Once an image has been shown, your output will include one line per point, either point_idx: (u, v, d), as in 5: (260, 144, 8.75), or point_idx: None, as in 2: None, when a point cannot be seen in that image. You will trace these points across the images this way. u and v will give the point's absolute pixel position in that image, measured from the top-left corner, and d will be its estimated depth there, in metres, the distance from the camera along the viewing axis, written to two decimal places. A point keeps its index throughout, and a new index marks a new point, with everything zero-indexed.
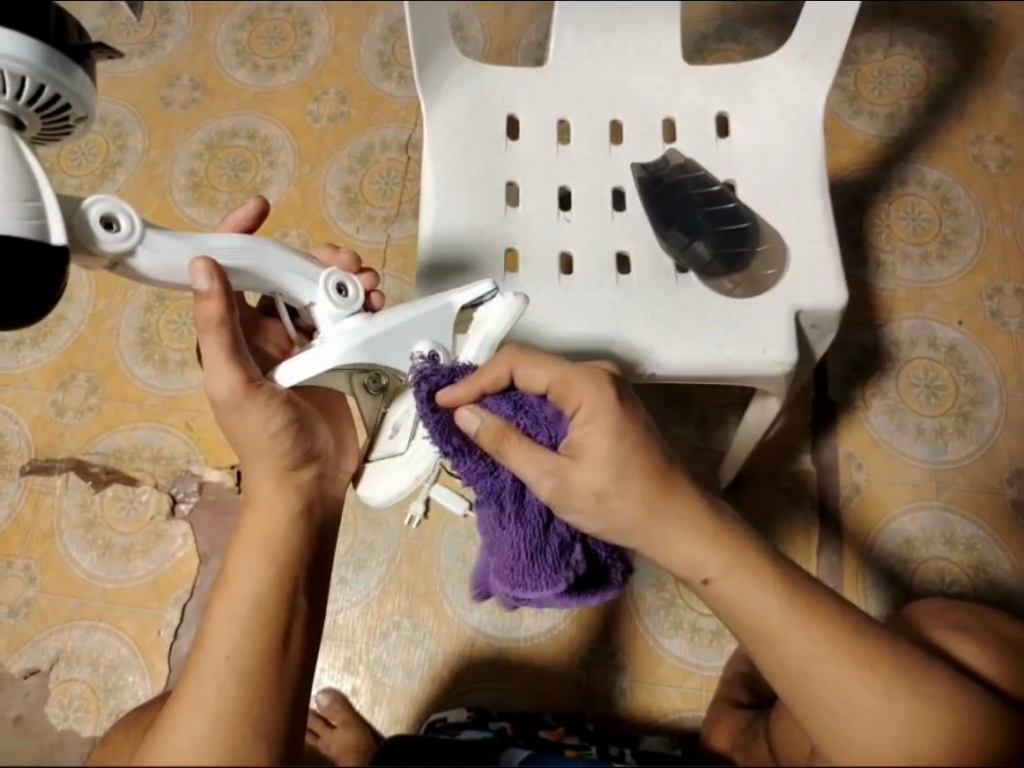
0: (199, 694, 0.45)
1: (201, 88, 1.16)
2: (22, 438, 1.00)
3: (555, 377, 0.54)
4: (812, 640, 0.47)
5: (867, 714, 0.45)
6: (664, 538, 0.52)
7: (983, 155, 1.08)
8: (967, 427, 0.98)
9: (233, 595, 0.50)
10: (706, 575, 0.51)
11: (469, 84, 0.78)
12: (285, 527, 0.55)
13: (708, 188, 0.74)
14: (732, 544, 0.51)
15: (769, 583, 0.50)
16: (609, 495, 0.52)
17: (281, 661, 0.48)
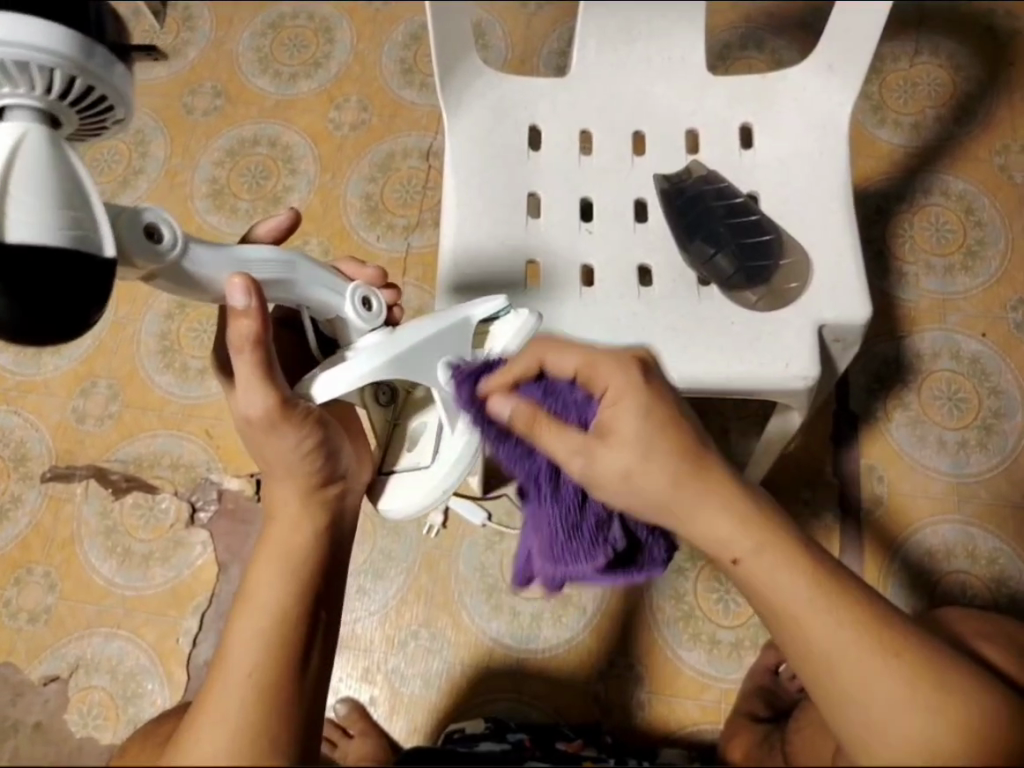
0: (221, 705, 0.45)
1: (222, 95, 1.16)
2: (43, 444, 1.01)
3: (581, 362, 0.53)
4: (834, 623, 0.46)
5: (888, 703, 0.43)
6: (691, 517, 0.50)
7: (1008, 165, 1.08)
8: (990, 440, 0.97)
9: (255, 607, 0.50)
10: (735, 556, 0.48)
11: (492, 95, 0.78)
12: (309, 540, 0.54)
13: (731, 201, 0.75)
14: (767, 527, 0.48)
15: (798, 567, 0.47)
16: (637, 473, 0.50)
17: (300, 673, 0.49)
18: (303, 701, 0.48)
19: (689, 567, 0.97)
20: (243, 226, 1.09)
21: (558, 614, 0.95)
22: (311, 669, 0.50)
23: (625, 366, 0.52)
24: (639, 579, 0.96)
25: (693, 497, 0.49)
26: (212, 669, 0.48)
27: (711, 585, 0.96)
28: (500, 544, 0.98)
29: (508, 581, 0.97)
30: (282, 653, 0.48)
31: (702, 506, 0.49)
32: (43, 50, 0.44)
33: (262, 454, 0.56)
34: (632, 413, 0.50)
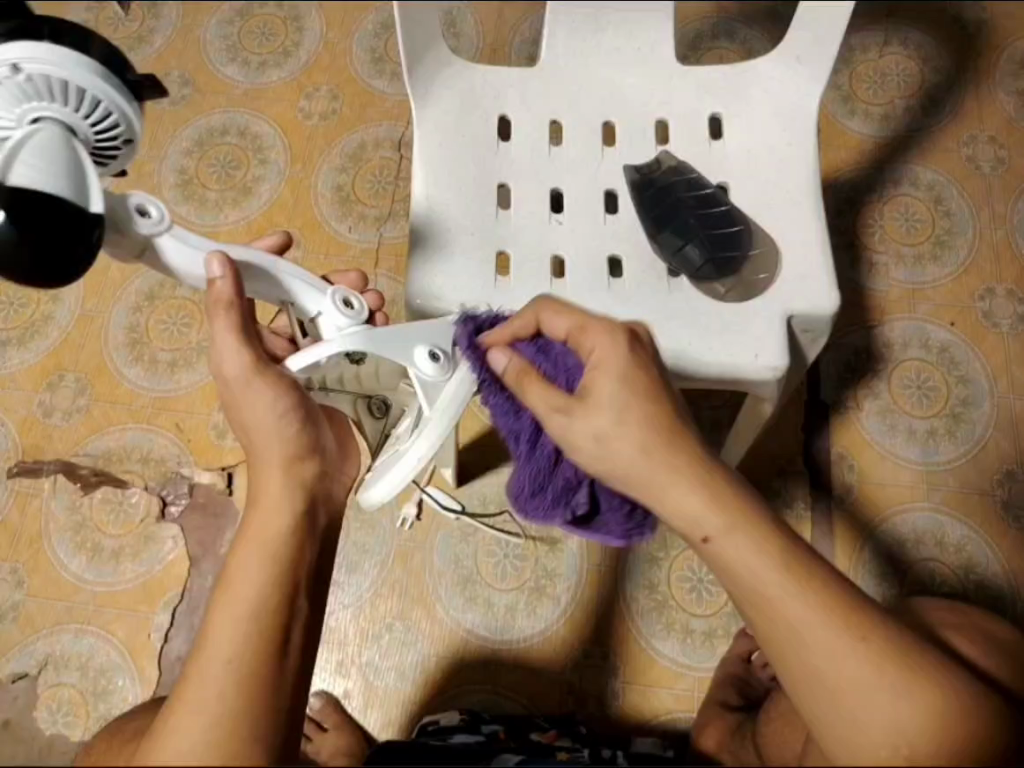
0: (200, 699, 0.43)
1: (190, 84, 1.14)
2: (9, 438, 0.99)
3: (573, 326, 0.55)
4: (805, 603, 0.46)
5: (856, 693, 0.44)
6: (660, 492, 0.50)
7: (976, 156, 1.08)
8: (959, 428, 0.98)
9: (233, 599, 0.47)
10: (705, 534, 0.48)
11: (461, 85, 0.77)
12: (285, 528, 0.51)
13: (701, 191, 0.74)
14: (736, 506, 0.48)
15: (768, 549, 0.47)
16: (610, 437, 0.51)
17: (279, 664, 0.46)
18: (280, 697, 0.46)
19: (662, 557, 0.97)
20: (212, 218, 1.08)
21: (532, 605, 0.96)
22: (288, 664, 0.47)
23: (612, 331, 0.53)
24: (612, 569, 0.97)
25: (665, 465, 0.49)
26: (189, 661, 0.45)
27: (684, 575, 0.96)
28: (474, 536, 0.98)
29: (482, 573, 0.97)
30: (263, 643, 0.46)
31: (668, 488, 0.49)
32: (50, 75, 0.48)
33: (239, 421, 0.55)
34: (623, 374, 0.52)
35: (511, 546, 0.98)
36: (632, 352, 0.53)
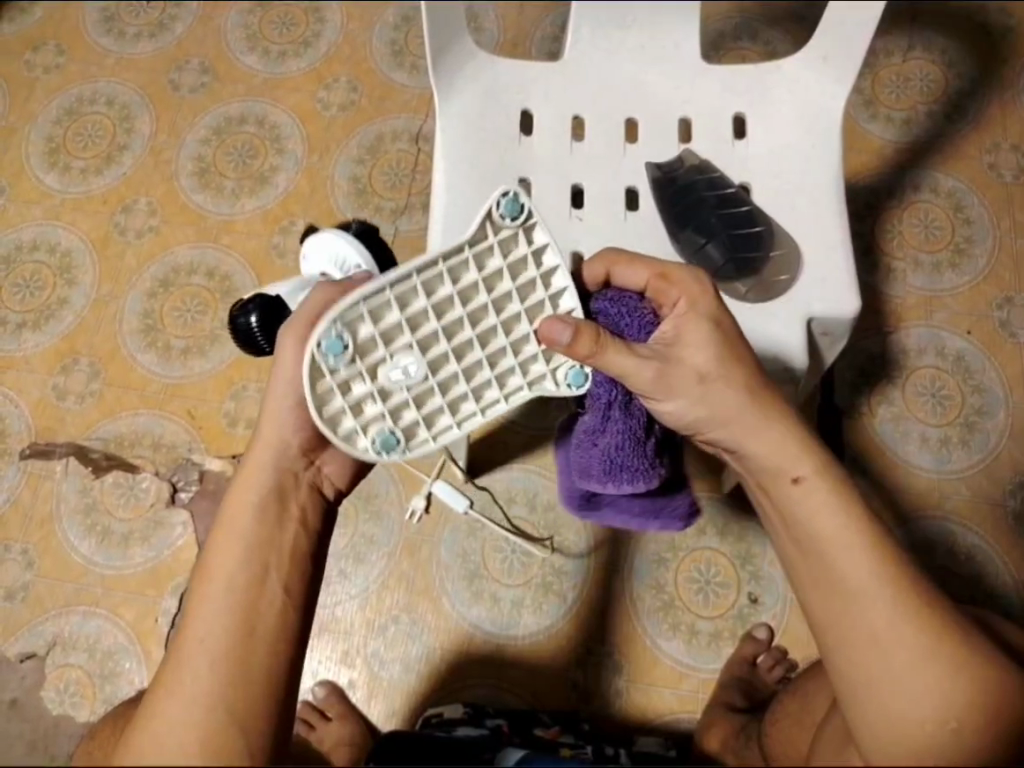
0: (171, 679, 0.45)
1: (210, 71, 1.14)
2: (22, 421, 1.00)
3: (654, 274, 0.60)
4: (865, 561, 0.48)
5: (904, 653, 0.45)
6: (753, 440, 0.56)
7: (998, 164, 1.08)
8: (972, 437, 0.97)
9: (206, 578, 0.50)
10: (795, 476, 0.54)
11: (483, 78, 0.77)
12: (252, 510, 0.53)
13: (724, 191, 0.74)
14: (826, 465, 0.54)
15: (849, 508, 0.51)
16: (712, 376, 0.56)
17: (249, 641, 0.47)
18: (257, 672, 0.46)
19: (670, 558, 0.97)
20: (229, 207, 1.08)
21: (538, 601, 0.96)
22: (264, 640, 0.48)
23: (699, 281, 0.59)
24: (619, 567, 0.96)
25: (761, 411, 0.56)
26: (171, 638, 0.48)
27: (691, 576, 0.96)
28: (482, 531, 0.98)
29: (489, 568, 0.97)
30: (233, 623, 0.47)
31: (754, 433, 0.56)
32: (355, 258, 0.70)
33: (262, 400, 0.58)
34: (698, 344, 0.57)
35: (519, 542, 0.98)
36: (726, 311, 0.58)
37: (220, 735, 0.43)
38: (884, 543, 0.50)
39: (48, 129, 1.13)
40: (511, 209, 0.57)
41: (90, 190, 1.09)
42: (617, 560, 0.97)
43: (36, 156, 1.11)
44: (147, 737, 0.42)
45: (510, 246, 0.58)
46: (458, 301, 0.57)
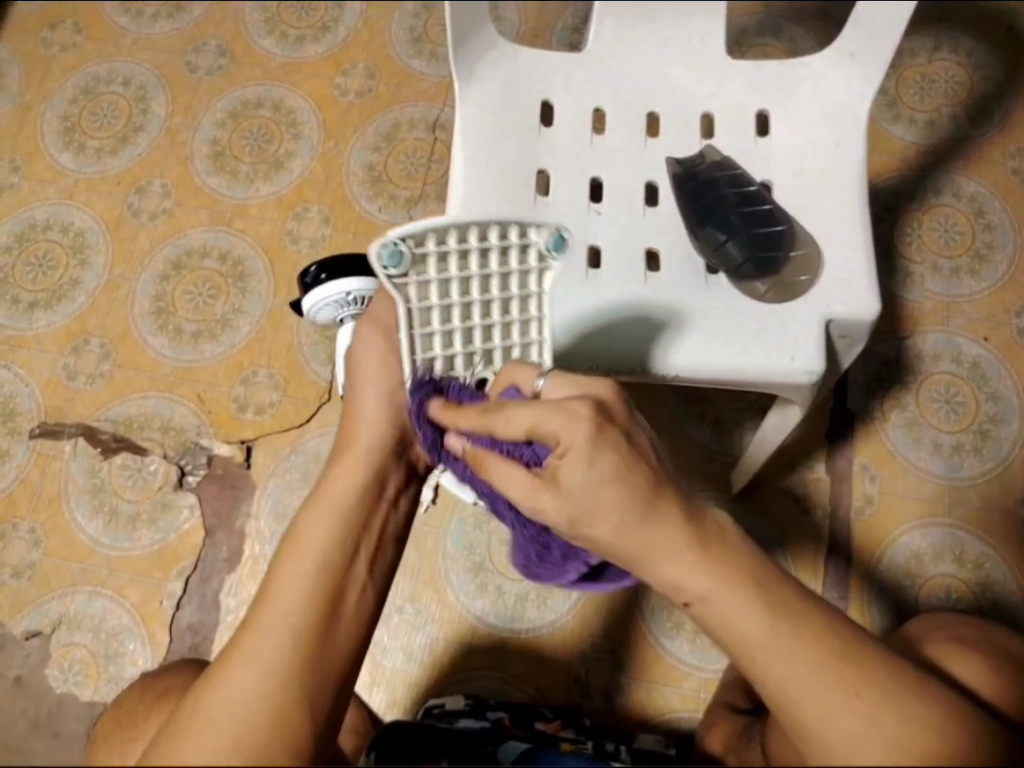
0: (257, 638, 0.46)
1: (227, 54, 1.14)
2: (33, 400, 1.00)
3: (529, 420, 0.48)
4: (788, 652, 0.44)
5: (853, 736, 0.42)
6: (647, 563, 0.47)
7: (1022, 169, 1.06)
8: (985, 445, 0.96)
9: (300, 546, 0.50)
10: (686, 599, 0.46)
11: (505, 67, 0.76)
12: (356, 490, 0.54)
13: (744, 188, 0.73)
14: (719, 566, 0.46)
15: (756, 601, 0.45)
16: (583, 522, 0.47)
17: (331, 619, 0.48)
18: (336, 653, 0.47)
19: None
20: (244, 191, 1.07)
21: (543, 596, 0.95)
22: (345, 622, 0.49)
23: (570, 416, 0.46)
24: None
25: (656, 530, 0.46)
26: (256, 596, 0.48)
27: None
28: (489, 524, 0.98)
29: (495, 561, 0.97)
30: (320, 599, 0.48)
31: (651, 556, 0.46)
32: (357, 288, 0.82)
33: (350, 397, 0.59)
34: (576, 465, 0.46)
35: None
36: (603, 437, 0.46)
37: (297, 707, 0.44)
38: (804, 625, 0.45)
39: (64, 108, 1.12)
40: (394, 261, 0.53)
41: (105, 171, 1.09)
42: None
43: (51, 135, 1.11)
44: (227, 693, 0.43)
45: (423, 266, 0.55)
46: (448, 298, 0.56)
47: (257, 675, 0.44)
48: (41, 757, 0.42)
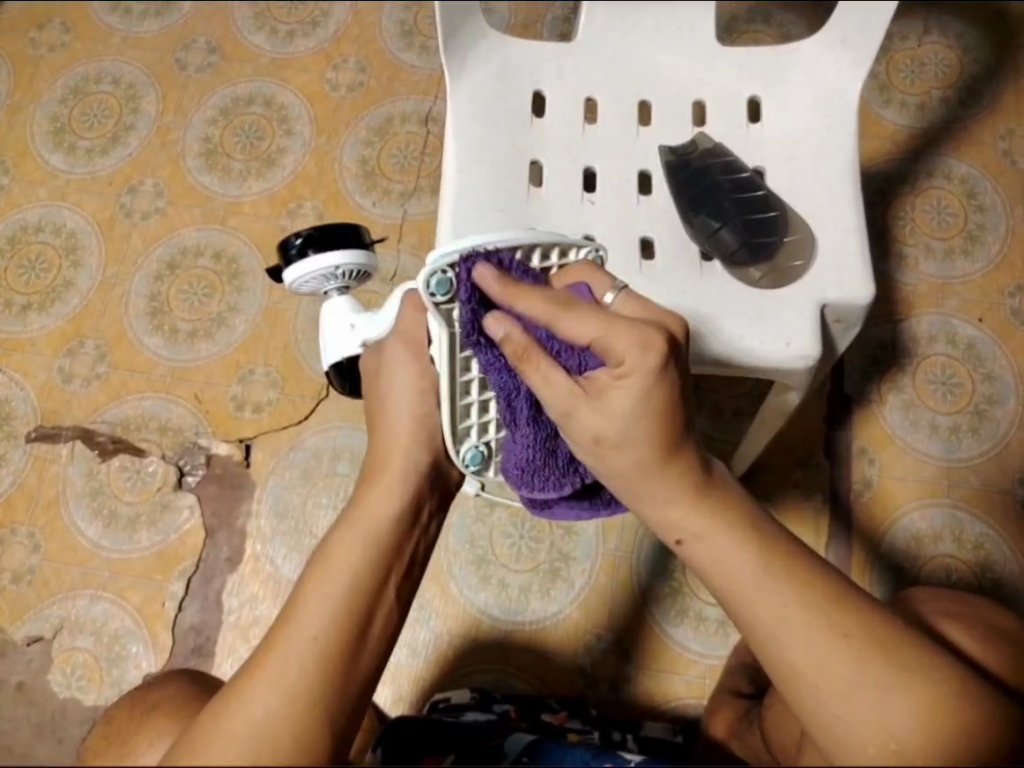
0: (279, 665, 0.44)
1: (216, 51, 1.13)
2: (28, 404, 0.99)
3: (596, 331, 0.48)
4: (781, 594, 0.45)
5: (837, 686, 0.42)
6: (645, 499, 0.49)
7: (1012, 150, 1.07)
8: (982, 425, 0.97)
9: (334, 570, 0.49)
10: (679, 538, 0.48)
11: (496, 58, 0.76)
12: (390, 514, 0.53)
13: (737, 175, 0.72)
14: (716, 505, 0.48)
15: (746, 542, 0.47)
16: (607, 441, 0.48)
17: (358, 649, 0.47)
18: (356, 689, 0.46)
19: None
20: (237, 189, 1.07)
21: (546, 587, 0.95)
22: (370, 651, 0.48)
23: (643, 338, 0.47)
24: (628, 554, 0.96)
25: (659, 474, 0.48)
26: (277, 623, 0.47)
27: None
28: (491, 515, 0.98)
29: (497, 553, 0.97)
30: (349, 628, 0.47)
31: (659, 499, 0.48)
32: (346, 262, 0.67)
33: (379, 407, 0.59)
34: (625, 393, 0.47)
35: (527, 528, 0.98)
36: (662, 373, 0.47)
37: (314, 738, 0.43)
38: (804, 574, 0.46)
39: (53, 109, 1.11)
40: (442, 288, 0.51)
41: (96, 172, 1.08)
42: (626, 548, 0.97)
43: (41, 136, 1.10)
44: (248, 715, 0.42)
45: None
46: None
47: (277, 707, 0.43)
48: (49, 761, 0.42)
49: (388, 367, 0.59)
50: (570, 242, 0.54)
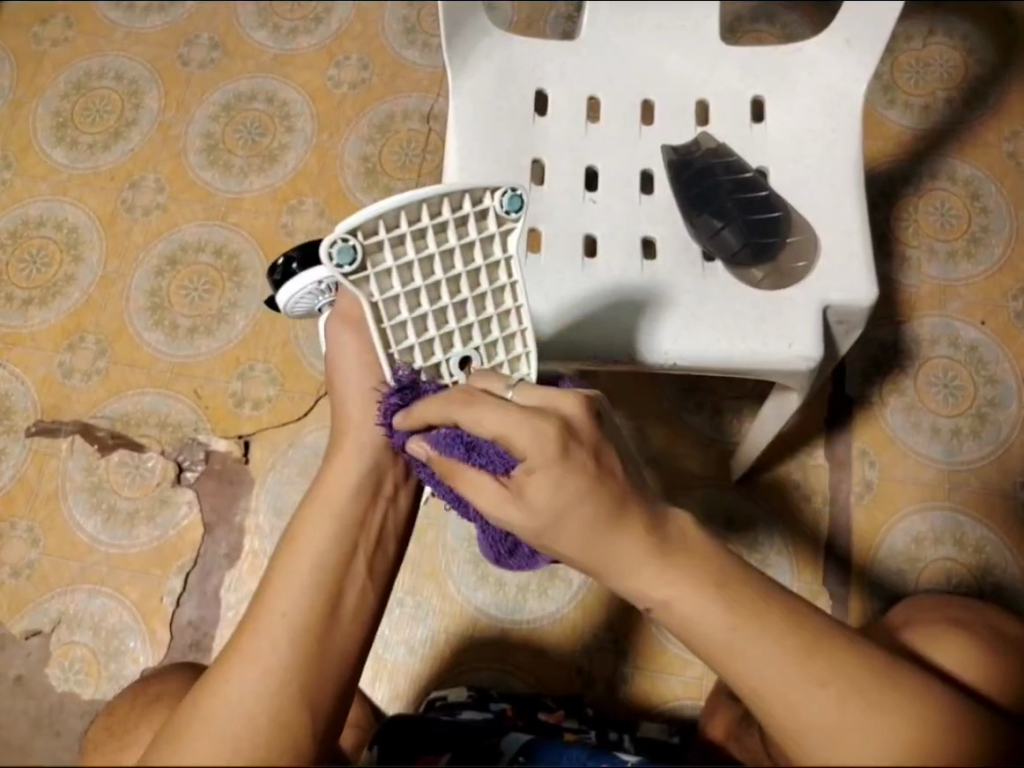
0: (255, 644, 0.45)
1: (219, 47, 1.13)
2: (29, 397, 0.99)
3: (499, 425, 0.46)
4: (758, 643, 0.42)
5: (832, 734, 0.40)
6: (612, 568, 0.45)
7: (1017, 152, 1.06)
8: (984, 428, 0.97)
9: (302, 551, 0.50)
10: (649, 606, 0.45)
11: (499, 56, 0.76)
12: (350, 486, 0.54)
13: (741, 175, 0.73)
14: (683, 566, 0.44)
15: (710, 597, 0.43)
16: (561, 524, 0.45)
17: (332, 623, 0.48)
18: (337, 668, 0.46)
19: None
20: (239, 185, 1.07)
21: (544, 586, 0.95)
22: (347, 625, 0.48)
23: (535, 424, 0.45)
24: None
25: (618, 539, 0.44)
26: (251, 607, 0.47)
27: None
28: None
29: None
30: (319, 602, 0.48)
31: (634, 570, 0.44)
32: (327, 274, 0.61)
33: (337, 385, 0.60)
34: (543, 480, 0.45)
35: None
36: (569, 451, 0.45)
37: (295, 716, 0.43)
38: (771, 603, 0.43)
39: (56, 103, 1.11)
40: (345, 257, 0.52)
41: (98, 167, 1.08)
42: None
43: (43, 131, 1.10)
44: (227, 701, 0.42)
45: (377, 254, 0.54)
46: (412, 282, 0.56)
47: (259, 692, 0.43)
48: (43, 755, 0.42)
49: (332, 351, 0.60)
50: (480, 189, 0.54)
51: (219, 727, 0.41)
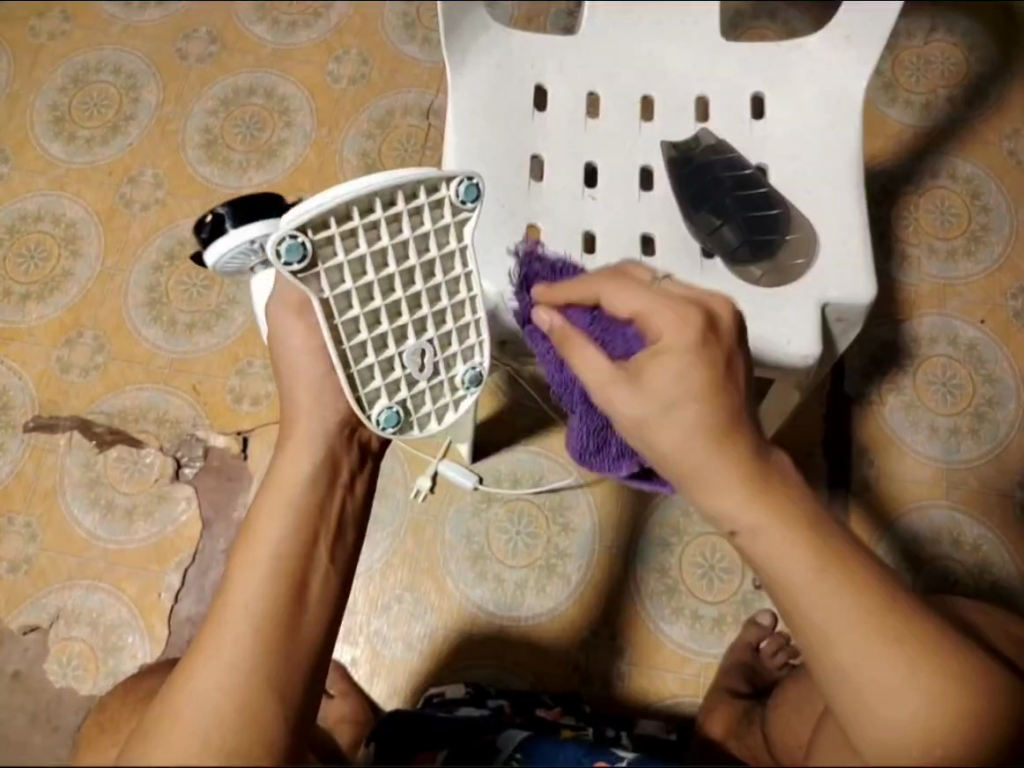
0: (215, 643, 0.45)
1: (217, 41, 1.12)
2: (26, 393, 0.99)
3: (638, 306, 0.52)
4: (840, 602, 0.42)
5: (878, 692, 0.41)
6: (702, 482, 0.47)
7: (1017, 150, 1.06)
8: (982, 427, 0.97)
9: (257, 544, 0.50)
10: (731, 530, 0.46)
11: (498, 51, 0.75)
12: (303, 476, 0.54)
13: (740, 172, 0.73)
14: (770, 499, 0.45)
15: (794, 535, 0.44)
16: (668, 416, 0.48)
17: (295, 615, 0.47)
18: (302, 660, 0.46)
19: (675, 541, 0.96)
20: (237, 180, 1.06)
21: (542, 583, 0.95)
22: (309, 615, 0.48)
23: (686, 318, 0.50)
24: (625, 551, 0.96)
25: (715, 459, 0.46)
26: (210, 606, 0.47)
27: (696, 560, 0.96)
28: (487, 510, 0.98)
29: (494, 549, 0.97)
30: (278, 594, 0.47)
31: (717, 491, 0.46)
32: None
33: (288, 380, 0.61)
34: (666, 371, 0.48)
35: (523, 523, 0.98)
36: (710, 345, 0.49)
37: (265, 709, 0.43)
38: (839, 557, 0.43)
39: (54, 97, 1.11)
40: (295, 254, 0.53)
41: (96, 162, 1.08)
42: (624, 546, 0.96)
43: (40, 125, 1.10)
44: (193, 702, 0.42)
45: (327, 249, 0.55)
46: (366, 276, 0.56)
47: (222, 690, 0.43)
48: (39, 753, 0.42)
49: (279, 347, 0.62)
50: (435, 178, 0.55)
51: (186, 727, 0.41)
